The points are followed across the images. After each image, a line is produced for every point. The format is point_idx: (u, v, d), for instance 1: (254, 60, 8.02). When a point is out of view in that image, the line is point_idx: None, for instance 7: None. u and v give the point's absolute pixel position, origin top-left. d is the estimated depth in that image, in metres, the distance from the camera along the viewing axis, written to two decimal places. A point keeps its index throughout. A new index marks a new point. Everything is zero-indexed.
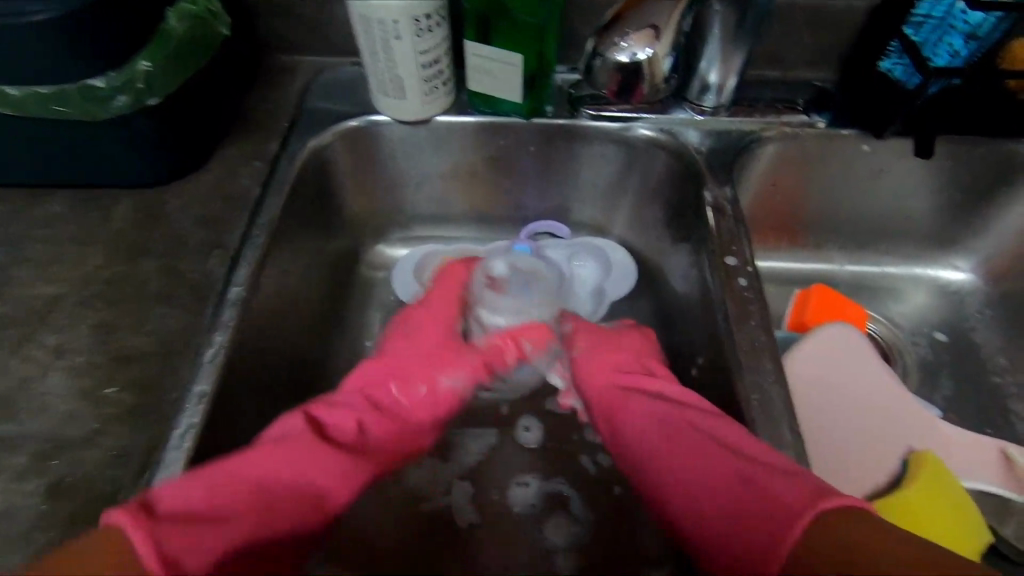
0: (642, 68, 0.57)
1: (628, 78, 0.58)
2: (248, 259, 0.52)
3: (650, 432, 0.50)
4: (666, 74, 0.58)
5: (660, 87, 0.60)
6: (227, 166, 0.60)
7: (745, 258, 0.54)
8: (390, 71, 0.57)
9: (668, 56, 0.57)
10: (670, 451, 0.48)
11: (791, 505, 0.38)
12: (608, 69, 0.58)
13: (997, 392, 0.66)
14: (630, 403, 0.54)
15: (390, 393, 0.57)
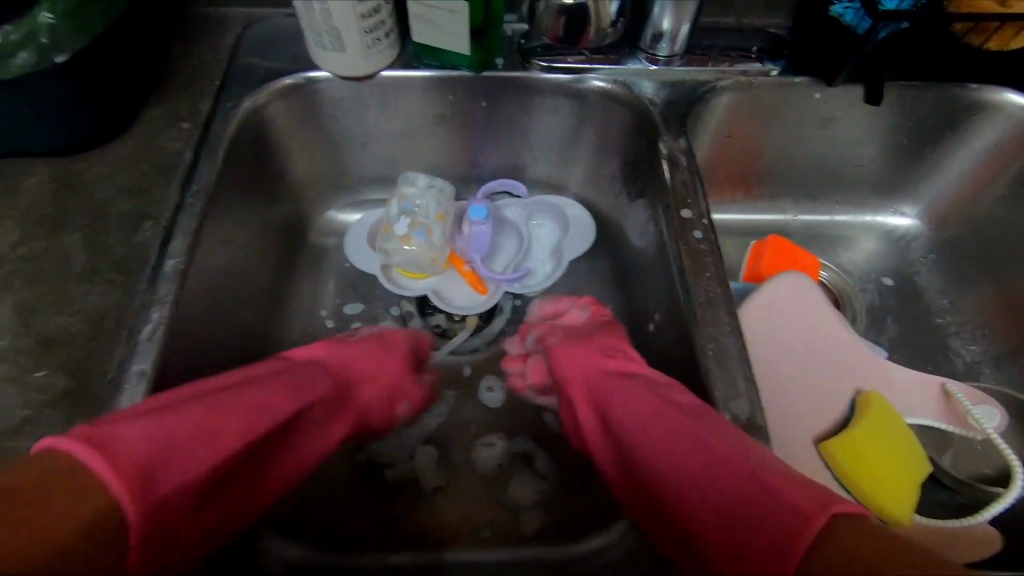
0: (587, 10, 0.57)
1: (574, 22, 0.58)
2: (184, 229, 0.49)
3: (640, 421, 0.44)
4: (612, 17, 0.58)
5: (607, 32, 0.60)
6: (154, 130, 0.56)
7: (701, 211, 0.54)
8: (326, 23, 0.53)
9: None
10: (659, 444, 0.42)
11: (799, 512, 0.33)
12: (552, 12, 0.58)
13: (939, 333, 0.69)
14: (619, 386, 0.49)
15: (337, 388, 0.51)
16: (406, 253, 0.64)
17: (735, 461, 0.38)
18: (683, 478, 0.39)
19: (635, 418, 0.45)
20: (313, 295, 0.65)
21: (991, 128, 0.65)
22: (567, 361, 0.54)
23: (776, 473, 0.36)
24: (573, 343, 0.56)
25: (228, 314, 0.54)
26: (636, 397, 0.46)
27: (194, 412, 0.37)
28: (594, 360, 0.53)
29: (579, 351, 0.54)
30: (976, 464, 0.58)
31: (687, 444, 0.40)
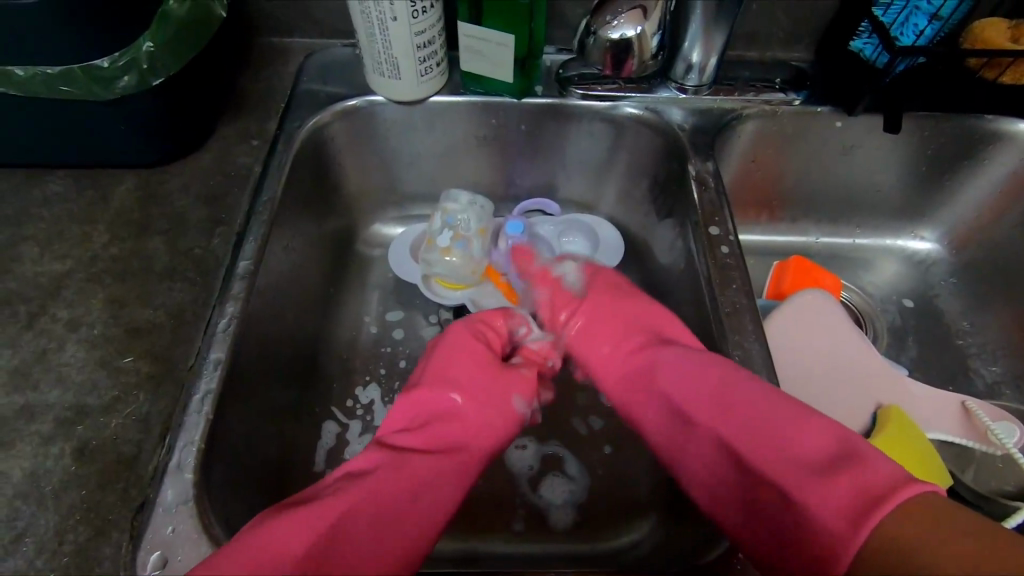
0: (631, 45, 0.61)
1: (620, 54, 0.62)
2: (255, 234, 0.54)
3: (694, 397, 0.50)
4: (654, 51, 0.63)
5: (648, 64, 0.64)
6: (226, 147, 0.62)
7: (728, 228, 0.57)
8: (386, 53, 0.59)
9: (655, 34, 0.61)
10: (725, 421, 0.47)
11: (849, 518, 0.38)
12: (600, 47, 0.62)
13: (960, 353, 0.71)
14: (654, 383, 0.54)
15: (444, 438, 0.51)
16: (448, 264, 0.69)
17: (794, 442, 0.43)
18: (740, 442, 0.46)
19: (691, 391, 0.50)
20: (359, 301, 0.70)
21: (1008, 158, 0.68)
22: (597, 350, 0.60)
23: (837, 461, 0.41)
24: (596, 322, 0.61)
25: (286, 314, 0.58)
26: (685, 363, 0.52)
27: (259, 542, 0.38)
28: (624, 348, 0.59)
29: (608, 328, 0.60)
30: (997, 479, 0.60)
31: (751, 423, 0.45)
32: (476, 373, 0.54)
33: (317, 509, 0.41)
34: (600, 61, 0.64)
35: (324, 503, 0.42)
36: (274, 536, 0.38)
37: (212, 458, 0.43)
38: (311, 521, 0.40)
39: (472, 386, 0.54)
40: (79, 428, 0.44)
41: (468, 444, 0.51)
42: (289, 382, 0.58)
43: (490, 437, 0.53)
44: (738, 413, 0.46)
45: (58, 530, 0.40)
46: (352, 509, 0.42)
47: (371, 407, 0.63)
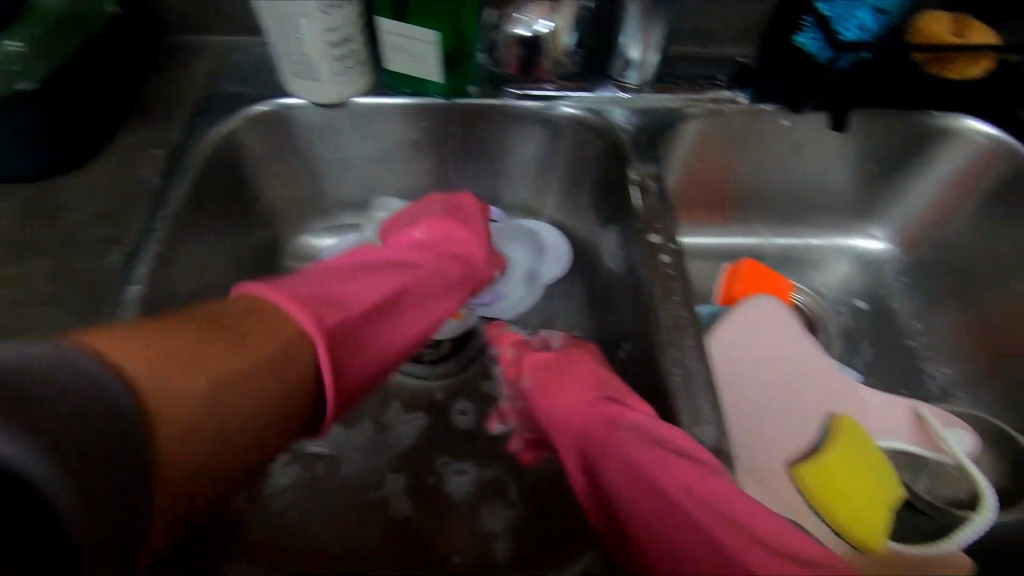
0: (542, 42, 0.59)
1: (529, 53, 0.60)
2: (148, 255, 0.49)
3: (629, 487, 0.46)
4: (568, 49, 0.61)
5: (563, 62, 0.62)
6: (123, 156, 0.56)
7: (669, 236, 0.54)
8: (300, 51, 0.54)
9: (568, 31, 0.59)
10: (652, 520, 0.44)
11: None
12: (509, 43, 0.60)
13: (912, 354, 0.69)
14: (608, 444, 0.49)
15: (448, 248, 0.61)
16: None
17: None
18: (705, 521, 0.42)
19: (623, 478, 0.47)
20: None
21: (954, 155, 0.67)
22: (554, 412, 0.55)
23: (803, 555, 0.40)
24: (566, 379, 0.56)
25: None
26: (630, 448, 0.47)
27: (326, 283, 0.47)
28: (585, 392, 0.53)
29: (570, 389, 0.55)
30: (948, 487, 0.57)
31: (683, 528, 0.43)
32: (468, 220, 0.63)
33: (350, 277, 0.50)
34: (508, 61, 0.62)
35: (360, 275, 0.51)
36: (342, 288, 0.48)
37: None
38: (347, 281, 0.49)
39: (469, 230, 0.62)
40: None
41: (471, 258, 0.61)
42: None
43: (483, 260, 0.62)
44: (668, 514, 0.44)
45: None
46: (395, 275, 0.53)
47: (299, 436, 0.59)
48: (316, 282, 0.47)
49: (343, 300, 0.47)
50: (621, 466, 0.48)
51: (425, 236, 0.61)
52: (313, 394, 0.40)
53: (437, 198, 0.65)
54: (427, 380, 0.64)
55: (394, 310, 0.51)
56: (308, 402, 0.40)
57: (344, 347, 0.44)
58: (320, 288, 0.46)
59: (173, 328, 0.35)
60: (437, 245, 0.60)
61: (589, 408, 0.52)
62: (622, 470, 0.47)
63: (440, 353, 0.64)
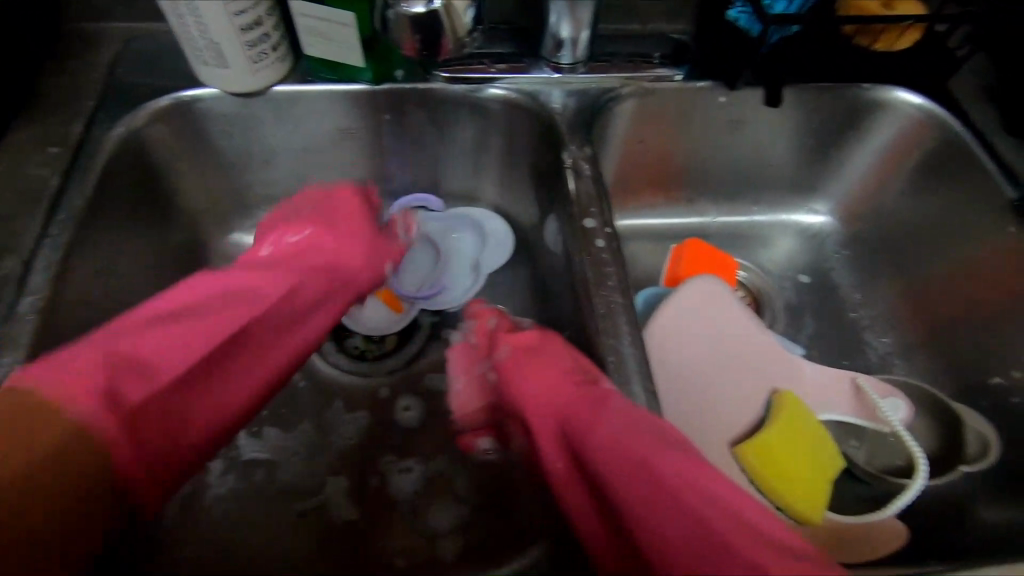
0: (439, 18, 0.53)
1: (427, 34, 0.54)
2: (46, 262, 0.45)
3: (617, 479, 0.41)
4: (468, 26, 0.56)
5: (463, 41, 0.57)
6: (17, 156, 0.52)
7: (604, 220, 0.53)
8: (204, 37, 0.50)
9: (466, 8, 0.54)
10: (643, 515, 0.39)
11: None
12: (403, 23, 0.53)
13: (854, 326, 0.70)
14: (587, 425, 0.44)
15: (341, 266, 0.60)
16: None
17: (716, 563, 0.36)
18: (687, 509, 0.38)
19: (607, 463, 0.42)
20: None
21: (887, 127, 0.67)
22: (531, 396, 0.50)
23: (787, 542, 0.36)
24: (547, 364, 0.50)
25: None
26: (613, 430, 0.42)
27: (150, 336, 0.45)
28: (562, 384, 0.48)
29: (540, 374, 0.50)
30: (887, 454, 0.58)
31: (674, 517, 0.38)
32: (353, 235, 0.62)
33: (201, 316, 0.48)
34: (405, 42, 0.55)
35: (202, 302, 0.49)
36: (156, 344, 0.45)
37: None
38: (205, 320, 0.48)
39: (356, 239, 0.62)
40: None
41: (352, 271, 0.61)
42: None
43: (362, 267, 0.62)
44: (656, 500, 0.39)
45: None
46: (258, 291, 0.52)
47: (235, 442, 0.57)
48: (151, 338, 0.45)
49: (168, 360, 0.45)
50: (602, 447, 0.42)
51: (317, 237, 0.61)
52: (116, 480, 0.43)
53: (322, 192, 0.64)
54: (370, 377, 0.62)
55: (225, 358, 0.49)
56: (112, 436, 0.42)
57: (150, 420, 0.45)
58: (154, 351, 0.45)
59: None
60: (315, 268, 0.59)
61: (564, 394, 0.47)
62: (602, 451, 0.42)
63: (384, 349, 0.64)
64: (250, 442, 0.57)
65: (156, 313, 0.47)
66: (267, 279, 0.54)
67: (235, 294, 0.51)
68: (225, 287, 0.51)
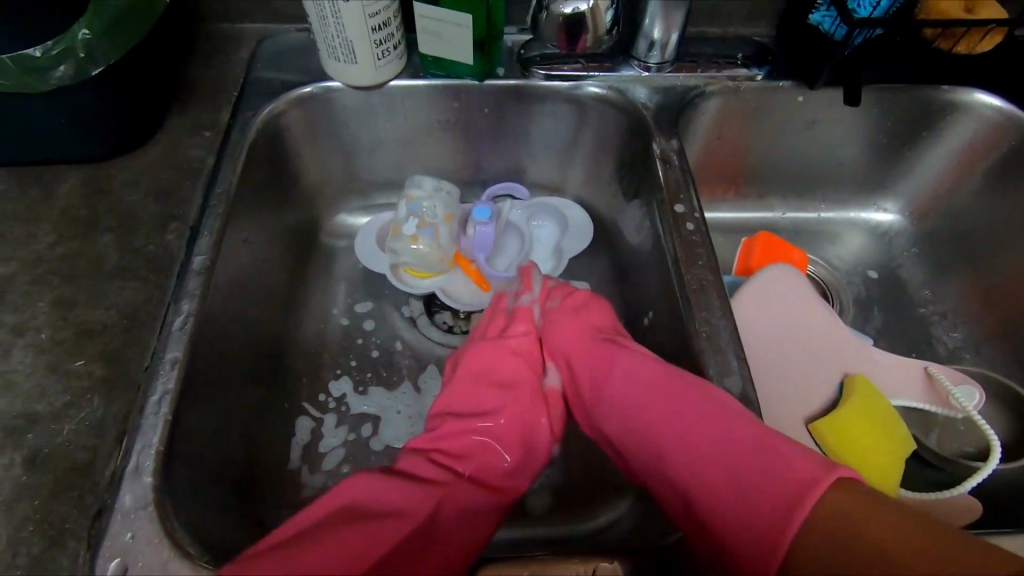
0: (585, 19, 0.60)
1: (573, 29, 0.61)
2: (209, 228, 0.52)
3: (642, 397, 0.49)
4: (607, 26, 0.61)
5: (602, 40, 0.62)
6: (175, 138, 0.60)
7: (693, 206, 0.57)
8: (339, 36, 0.57)
9: (609, 9, 0.59)
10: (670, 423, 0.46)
11: (767, 516, 0.39)
12: (554, 22, 0.61)
13: (922, 321, 0.72)
14: (615, 360, 0.53)
15: (477, 450, 0.53)
16: (416, 252, 0.68)
17: (737, 459, 0.42)
18: (704, 422, 0.44)
19: (636, 389, 0.50)
20: (325, 294, 0.68)
21: (963, 128, 0.69)
22: (557, 325, 0.59)
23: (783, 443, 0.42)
24: (573, 312, 0.60)
25: (247, 309, 0.57)
26: (637, 363, 0.52)
27: (321, 546, 0.41)
28: (589, 326, 0.58)
29: (571, 322, 0.59)
30: (958, 441, 0.61)
31: (691, 431, 0.45)
32: (493, 449, 0.53)
33: (370, 499, 0.46)
34: (553, 37, 0.62)
35: (381, 492, 0.46)
36: (347, 547, 0.41)
37: (172, 460, 0.42)
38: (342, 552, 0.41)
39: (494, 454, 0.53)
40: (30, 436, 0.43)
41: (489, 453, 0.53)
42: (253, 380, 0.57)
43: (512, 430, 0.54)
44: (678, 411, 0.46)
45: (10, 542, 0.39)
46: (369, 505, 0.45)
47: (344, 400, 0.62)
48: (333, 521, 0.43)
49: None
50: (629, 376, 0.51)
51: (467, 410, 0.56)
52: None
53: (460, 385, 0.57)
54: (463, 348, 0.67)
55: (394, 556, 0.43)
56: None
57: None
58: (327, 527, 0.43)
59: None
60: (447, 444, 0.53)
61: (591, 336, 0.57)
62: (630, 379, 0.51)
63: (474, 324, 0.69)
64: (359, 398, 0.63)
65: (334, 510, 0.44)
66: (444, 460, 0.52)
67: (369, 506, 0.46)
68: (352, 504, 0.45)
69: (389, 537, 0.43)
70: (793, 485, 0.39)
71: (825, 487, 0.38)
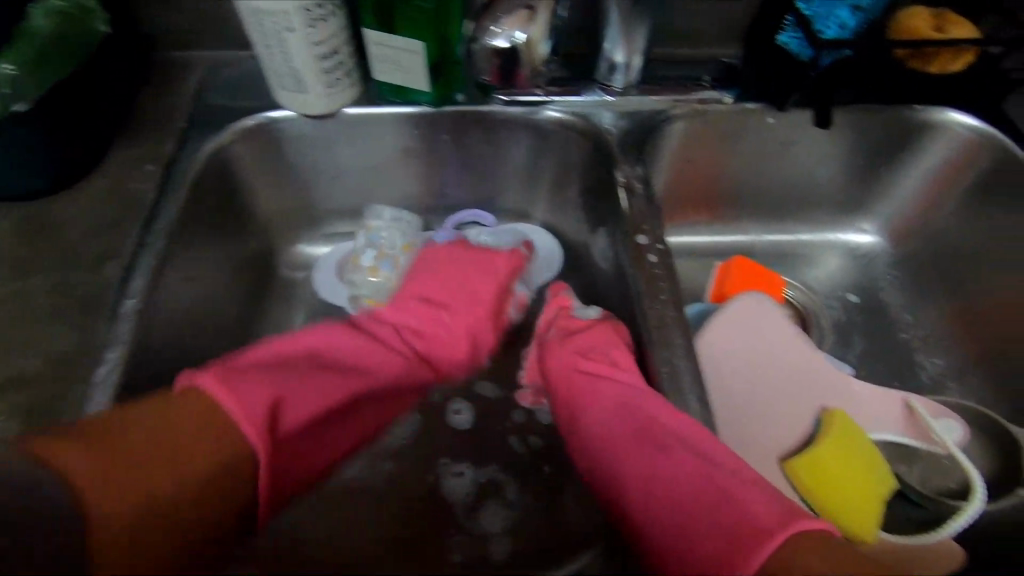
0: (519, 51, 0.59)
1: (506, 63, 0.60)
2: (144, 268, 0.50)
3: (613, 430, 0.48)
4: (543, 58, 0.61)
5: (539, 71, 0.62)
6: (117, 171, 0.57)
7: (656, 236, 0.55)
8: (286, 65, 0.55)
9: (543, 41, 0.59)
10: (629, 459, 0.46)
11: (703, 562, 0.38)
12: (487, 53, 0.59)
13: (904, 346, 0.70)
14: (599, 392, 0.51)
15: (433, 331, 0.61)
16: (375, 284, 0.65)
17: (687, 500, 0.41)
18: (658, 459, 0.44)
19: (604, 425, 0.49)
20: (281, 328, 0.66)
21: (940, 148, 0.67)
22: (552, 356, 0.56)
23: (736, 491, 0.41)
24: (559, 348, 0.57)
25: (192, 349, 0.55)
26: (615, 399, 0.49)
27: (290, 385, 0.48)
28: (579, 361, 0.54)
29: (564, 351, 0.56)
30: (940, 476, 0.58)
31: (654, 468, 0.44)
32: (445, 326, 0.61)
33: (325, 360, 0.53)
34: (487, 71, 0.61)
35: (337, 352, 0.54)
36: (296, 392, 0.48)
37: None
38: (296, 392, 0.48)
39: (442, 338, 0.61)
40: None
41: (440, 342, 0.61)
42: None
43: (463, 325, 0.61)
44: (639, 447, 0.45)
45: None
46: (330, 353, 0.54)
47: None
48: (293, 364, 0.51)
49: (285, 412, 0.47)
50: (609, 412, 0.49)
51: (432, 296, 0.62)
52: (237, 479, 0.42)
53: (422, 256, 0.65)
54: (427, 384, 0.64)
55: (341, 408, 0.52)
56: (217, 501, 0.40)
57: (283, 453, 0.47)
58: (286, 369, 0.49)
59: (139, 420, 0.40)
60: (404, 322, 0.60)
61: (576, 370, 0.54)
62: (606, 416, 0.49)
63: None
64: None
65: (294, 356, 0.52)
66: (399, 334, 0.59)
67: (319, 360, 0.53)
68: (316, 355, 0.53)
69: (348, 388, 0.52)
70: (739, 537, 0.38)
71: (776, 542, 0.37)
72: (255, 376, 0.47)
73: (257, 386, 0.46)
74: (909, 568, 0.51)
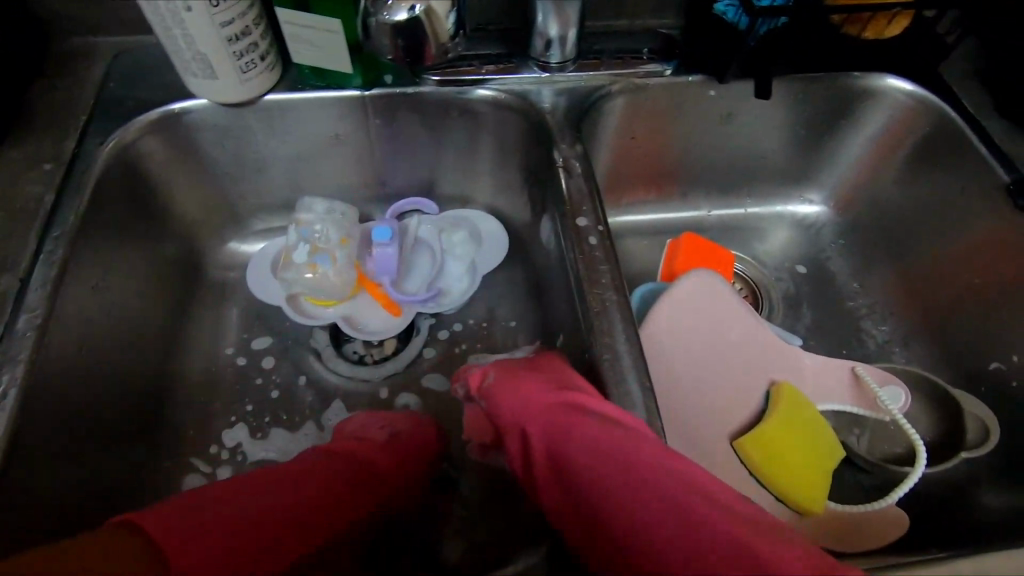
0: (422, 26, 0.48)
1: (409, 40, 0.49)
2: (40, 282, 0.47)
3: (606, 483, 0.38)
4: (452, 33, 0.50)
5: (449, 48, 0.51)
6: (8, 174, 0.53)
7: (596, 218, 0.53)
8: (191, 50, 0.50)
9: (450, 13, 0.48)
10: (635, 517, 0.36)
11: None
12: (386, 31, 0.48)
13: (851, 315, 0.70)
14: (575, 433, 0.41)
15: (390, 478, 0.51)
16: (313, 281, 0.62)
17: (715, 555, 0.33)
18: (673, 513, 0.35)
19: (594, 482, 0.39)
20: (212, 331, 0.62)
21: (879, 115, 0.67)
22: (507, 402, 0.47)
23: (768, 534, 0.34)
24: (512, 392, 0.47)
25: (106, 365, 0.52)
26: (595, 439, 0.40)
27: (216, 512, 0.39)
28: (541, 400, 0.45)
29: (522, 393, 0.46)
30: (887, 443, 0.59)
31: (666, 523, 0.35)
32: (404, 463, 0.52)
33: (259, 483, 0.43)
34: (388, 50, 0.50)
35: (275, 476, 0.45)
36: (225, 515, 0.40)
37: None
38: (220, 520, 0.39)
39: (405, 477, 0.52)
40: None
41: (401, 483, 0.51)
42: (119, 441, 0.51)
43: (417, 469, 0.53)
44: (646, 498, 0.36)
45: None
46: (274, 476, 0.45)
47: (239, 449, 0.56)
48: (224, 496, 0.41)
49: (210, 523, 0.38)
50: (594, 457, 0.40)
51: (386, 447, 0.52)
52: None
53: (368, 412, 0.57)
54: (372, 381, 0.62)
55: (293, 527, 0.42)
56: None
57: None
58: (220, 510, 0.40)
59: (72, 557, 0.34)
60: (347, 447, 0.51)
61: (544, 410, 0.44)
62: (587, 461, 0.40)
63: (384, 354, 0.64)
64: (255, 444, 0.57)
65: (226, 492, 0.42)
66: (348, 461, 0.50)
67: (265, 490, 0.43)
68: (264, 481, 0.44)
69: (298, 510, 0.43)
70: None
71: None
72: (169, 513, 0.38)
73: (190, 527, 0.38)
74: (855, 538, 0.52)
